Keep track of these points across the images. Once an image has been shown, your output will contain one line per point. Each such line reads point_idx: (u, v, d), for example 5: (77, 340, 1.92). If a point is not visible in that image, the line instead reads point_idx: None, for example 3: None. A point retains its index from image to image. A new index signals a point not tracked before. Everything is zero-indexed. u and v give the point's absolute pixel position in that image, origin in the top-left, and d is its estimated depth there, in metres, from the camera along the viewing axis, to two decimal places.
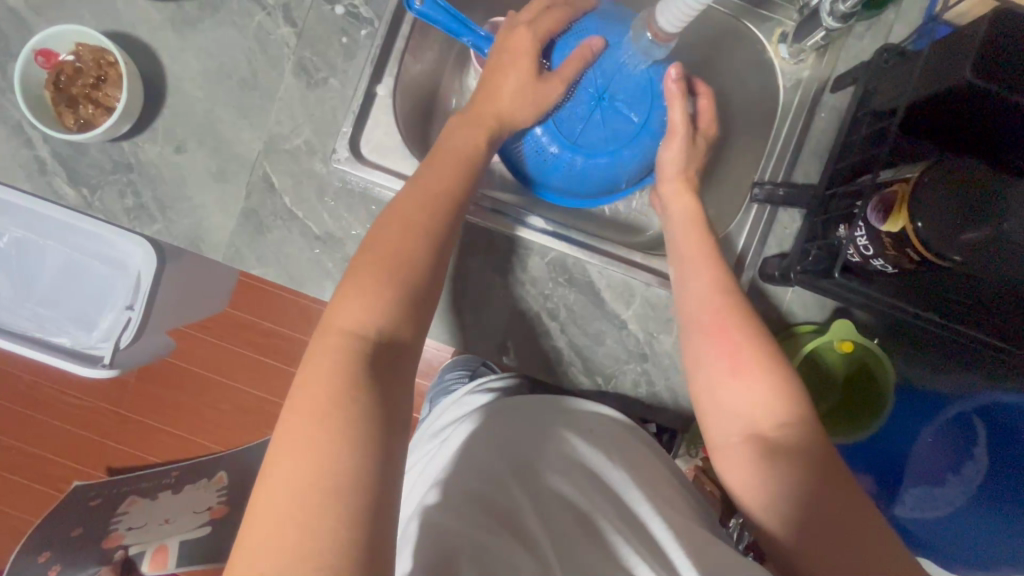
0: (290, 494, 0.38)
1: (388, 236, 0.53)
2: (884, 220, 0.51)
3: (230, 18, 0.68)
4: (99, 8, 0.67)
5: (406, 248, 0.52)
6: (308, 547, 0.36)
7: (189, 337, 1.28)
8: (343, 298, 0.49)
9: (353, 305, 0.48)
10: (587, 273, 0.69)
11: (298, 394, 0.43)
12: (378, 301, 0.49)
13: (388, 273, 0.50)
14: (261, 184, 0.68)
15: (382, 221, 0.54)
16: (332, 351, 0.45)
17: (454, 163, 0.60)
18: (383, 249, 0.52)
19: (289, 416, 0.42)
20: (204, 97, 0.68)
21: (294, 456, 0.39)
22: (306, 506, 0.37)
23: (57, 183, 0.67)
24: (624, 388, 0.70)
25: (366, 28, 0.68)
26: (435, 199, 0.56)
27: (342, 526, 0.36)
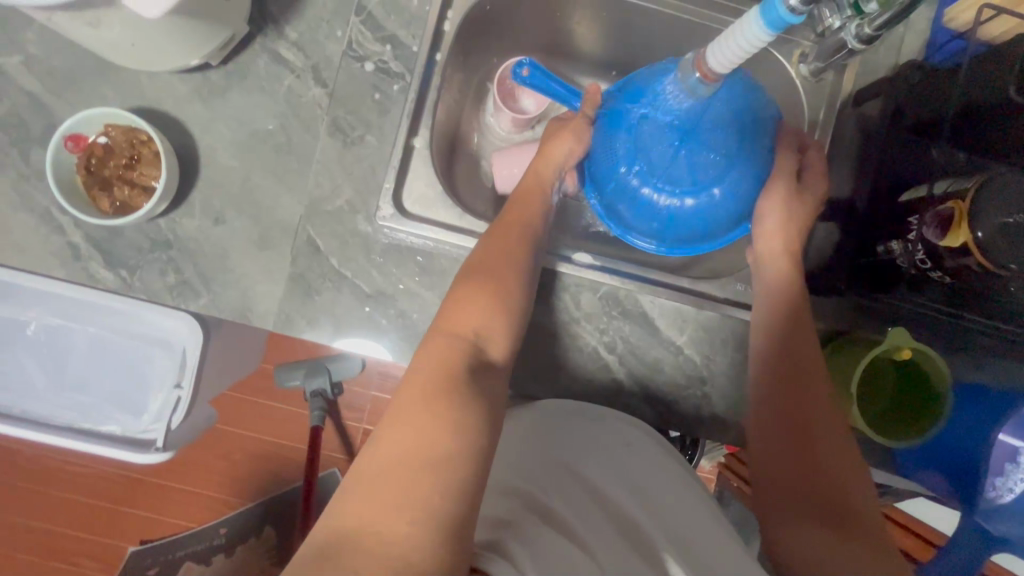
0: (391, 462, 0.38)
1: (495, 259, 0.56)
2: (942, 236, 0.53)
3: (259, 84, 0.67)
4: (121, 84, 0.65)
5: (509, 276, 0.55)
6: (413, 507, 0.36)
7: (229, 400, 1.23)
8: (462, 305, 0.51)
9: (466, 315, 0.51)
10: (639, 303, 0.70)
11: (416, 374, 0.45)
12: (494, 318, 0.51)
13: (500, 302, 0.53)
14: (305, 247, 0.67)
15: (488, 243, 0.58)
16: (443, 349, 0.47)
17: (527, 198, 0.63)
18: (488, 272, 0.54)
19: (407, 391, 0.43)
20: (239, 166, 0.67)
21: (399, 429, 0.40)
22: (407, 478, 0.37)
23: (94, 268, 0.65)
24: (686, 413, 0.71)
25: (398, 82, 0.68)
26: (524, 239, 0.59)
27: (444, 497, 0.37)
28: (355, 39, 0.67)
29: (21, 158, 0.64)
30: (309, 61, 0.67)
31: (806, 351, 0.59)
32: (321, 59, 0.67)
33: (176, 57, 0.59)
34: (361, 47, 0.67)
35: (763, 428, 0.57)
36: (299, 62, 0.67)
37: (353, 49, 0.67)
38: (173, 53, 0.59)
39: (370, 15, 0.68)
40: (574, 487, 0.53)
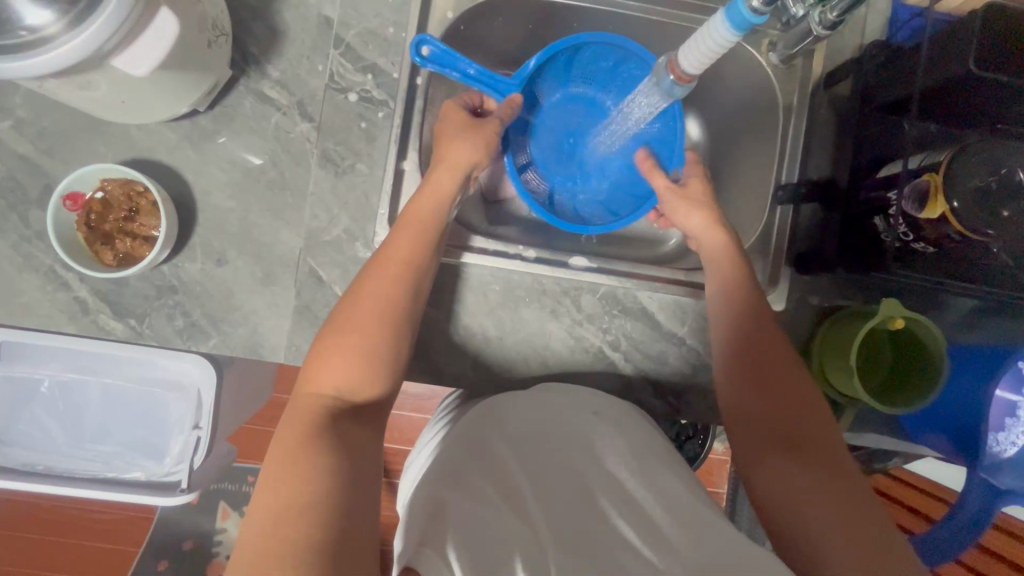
0: (266, 520, 0.41)
1: (358, 305, 0.55)
2: (921, 209, 0.55)
3: (248, 124, 0.68)
4: (113, 139, 0.67)
5: (381, 314, 0.55)
6: (285, 552, 0.38)
7: (246, 431, 1.26)
8: (320, 360, 0.52)
9: (335, 367, 0.52)
10: (638, 300, 0.72)
11: (287, 425, 0.48)
12: (359, 351, 0.53)
13: (359, 349, 0.53)
14: (309, 279, 0.68)
15: (355, 289, 0.57)
16: (314, 407, 0.50)
17: (419, 222, 0.60)
18: (348, 323, 0.54)
19: (278, 447, 0.46)
20: (236, 206, 0.68)
21: (266, 494, 0.42)
22: (276, 539, 0.39)
23: (103, 320, 0.67)
24: (696, 401, 0.72)
25: (383, 109, 0.70)
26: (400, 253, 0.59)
27: (313, 534, 0.40)
28: (336, 72, 0.69)
29: (21, 221, 0.65)
30: (294, 97, 0.69)
31: (762, 311, 0.61)
32: (305, 94, 0.69)
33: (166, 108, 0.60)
34: (343, 79, 0.69)
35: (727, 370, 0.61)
36: (284, 98, 0.69)
37: (336, 82, 0.69)
38: (161, 104, 0.60)
39: (349, 46, 0.69)
40: (558, 475, 0.54)
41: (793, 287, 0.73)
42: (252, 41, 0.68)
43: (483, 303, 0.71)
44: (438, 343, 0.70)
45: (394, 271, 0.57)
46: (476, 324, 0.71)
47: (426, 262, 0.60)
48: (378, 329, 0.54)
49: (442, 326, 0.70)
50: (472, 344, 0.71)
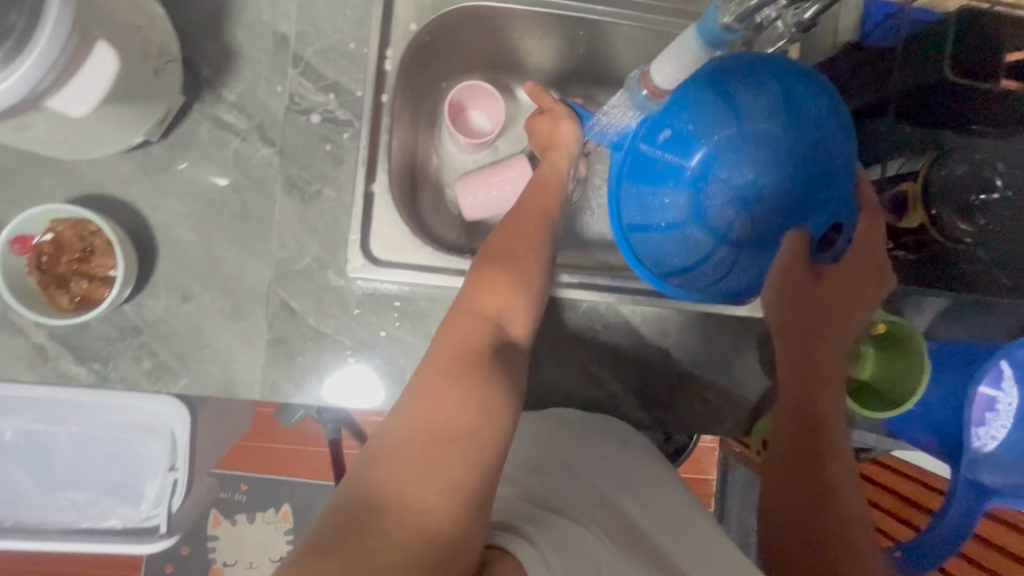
0: (420, 431, 0.40)
1: (507, 253, 0.54)
2: (901, 218, 0.56)
3: (205, 152, 0.65)
4: (60, 175, 0.63)
5: (533, 271, 0.54)
6: (435, 477, 0.38)
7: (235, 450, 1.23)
8: (488, 287, 0.51)
9: (494, 294, 0.51)
10: (620, 313, 0.72)
11: (443, 339, 0.47)
12: (511, 291, 0.51)
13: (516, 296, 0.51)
14: (280, 311, 0.66)
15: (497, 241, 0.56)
16: (468, 325, 0.48)
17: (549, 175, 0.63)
18: (502, 269, 0.53)
19: (436, 360, 0.45)
20: (197, 239, 0.65)
21: (422, 400, 0.42)
22: (429, 456, 0.39)
23: (65, 366, 0.63)
24: (683, 411, 0.72)
25: (348, 130, 0.67)
26: (537, 207, 0.60)
27: (466, 470, 0.39)
28: (296, 92, 0.66)
29: None
30: (253, 121, 0.65)
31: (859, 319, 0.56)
32: (265, 117, 0.66)
33: (115, 142, 0.57)
34: (304, 99, 0.66)
35: (779, 489, 0.55)
36: (243, 123, 0.65)
37: (296, 103, 0.66)
38: (110, 139, 0.56)
39: (308, 65, 0.66)
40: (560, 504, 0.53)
41: None
42: (204, 63, 0.64)
43: None
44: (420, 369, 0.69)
45: (528, 220, 0.58)
46: None
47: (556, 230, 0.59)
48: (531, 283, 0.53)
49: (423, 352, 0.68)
50: None
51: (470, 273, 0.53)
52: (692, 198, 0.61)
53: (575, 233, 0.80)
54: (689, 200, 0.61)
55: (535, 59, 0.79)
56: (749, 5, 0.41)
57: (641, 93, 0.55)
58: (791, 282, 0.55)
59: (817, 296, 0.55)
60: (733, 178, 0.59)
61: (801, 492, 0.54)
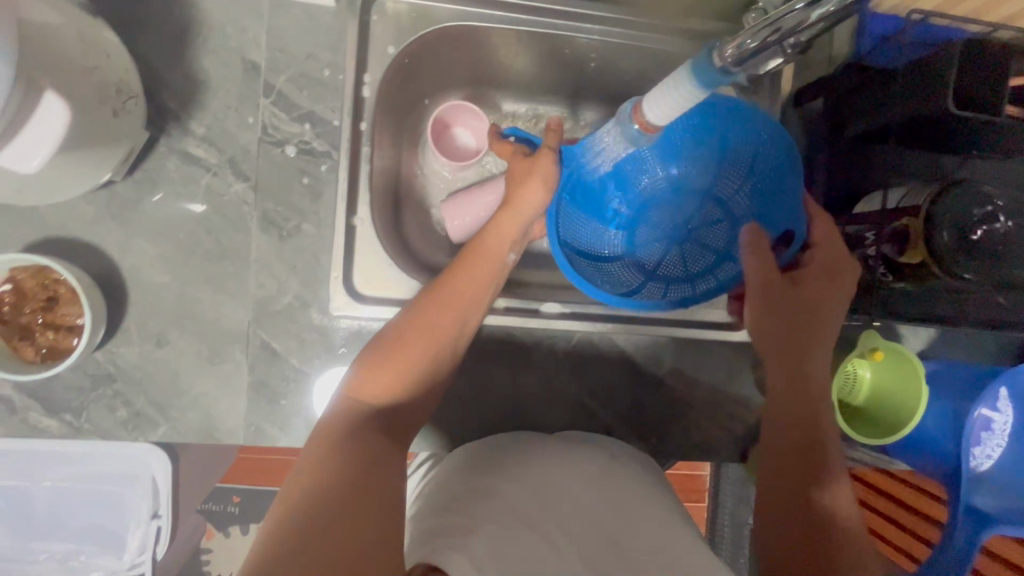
0: (317, 458, 0.42)
1: (402, 329, 0.51)
2: (901, 253, 0.54)
3: (174, 188, 0.61)
4: (19, 218, 0.59)
5: (440, 336, 0.52)
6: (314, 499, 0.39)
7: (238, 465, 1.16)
8: (369, 375, 0.49)
9: (377, 379, 0.49)
10: (614, 343, 0.70)
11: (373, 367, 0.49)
12: (437, 329, 0.52)
13: (399, 369, 0.49)
14: (261, 352, 0.63)
15: (406, 312, 0.53)
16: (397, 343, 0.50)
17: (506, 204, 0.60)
18: (391, 353, 0.50)
19: (364, 382, 0.48)
20: (170, 281, 0.62)
21: (300, 488, 0.40)
22: (319, 530, 0.37)
23: (35, 419, 0.60)
24: (680, 439, 0.71)
25: (326, 162, 0.63)
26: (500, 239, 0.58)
27: (345, 502, 0.39)
28: (269, 123, 0.62)
29: None
30: (223, 154, 0.62)
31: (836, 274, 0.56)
32: (236, 151, 0.62)
33: (76, 189, 0.53)
34: (278, 130, 0.62)
35: (776, 522, 0.50)
36: (213, 157, 0.62)
37: (270, 134, 0.62)
38: (71, 187, 0.53)
39: (280, 93, 0.62)
40: None
41: None
42: (169, 95, 0.61)
43: None
44: None
45: (469, 258, 0.56)
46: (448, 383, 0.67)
47: (484, 285, 0.56)
48: (427, 350, 0.51)
49: None
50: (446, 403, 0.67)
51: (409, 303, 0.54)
52: (625, 234, 0.68)
53: None
54: (622, 237, 0.68)
55: (519, 76, 0.75)
56: (748, 46, 0.40)
57: (632, 127, 0.53)
58: (773, 284, 0.56)
59: (799, 302, 0.56)
60: (663, 214, 0.68)
61: (799, 524, 0.49)
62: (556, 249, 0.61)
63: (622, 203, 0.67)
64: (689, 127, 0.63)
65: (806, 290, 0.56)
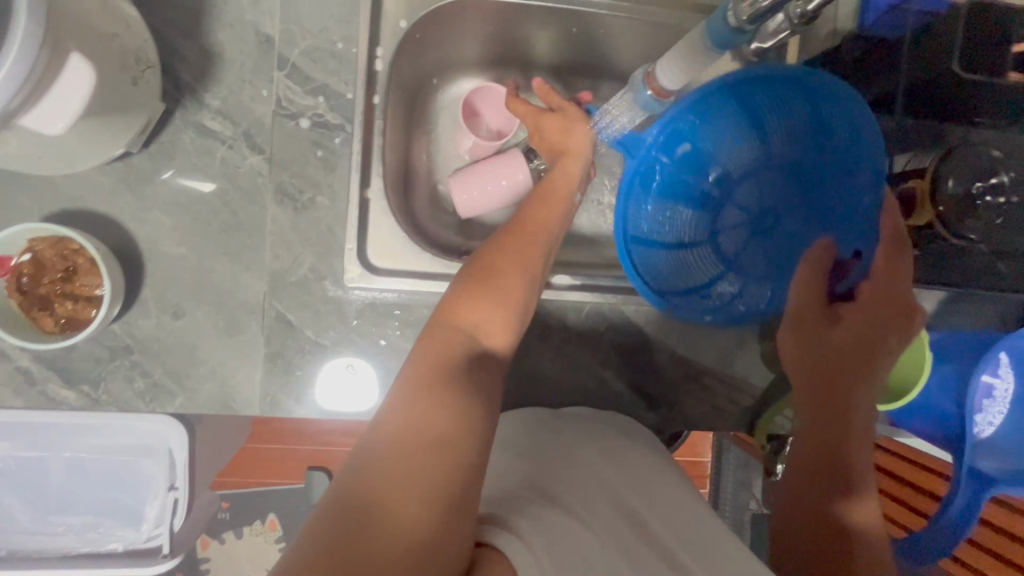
0: (408, 397, 0.42)
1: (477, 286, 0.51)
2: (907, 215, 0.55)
3: (190, 161, 0.62)
4: (36, 190, 0.59)
5: (514, 280, 0.53)
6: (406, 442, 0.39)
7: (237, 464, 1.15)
8: (474, 305, 0.50)
9: (457, 324, 0.49)
10: (623, 313, 0.71)
11: (456, 316, 0.50)
12: (513, 274, 0.53)
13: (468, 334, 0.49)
14: (277, 324, 0.64)
15: (482, 254, 0.54)
16: (477, 302, 0.51)
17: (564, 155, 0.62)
18: (472, 299, 0.51)
19: (451, 322, 0.49)
20: (186, 253, 0.62)
21: (396, 416, 0.41)
22: (415, 463, 0.38)
23: (53, 390, 0.61)
24: (689, 409, 0.72)
25: (340, 135, 0.64)
26: (558, 194, 0.60)
27: (444, 455, 0.39)
28: (284, 96, 0.63)
29: None
30: (239, 127, 0.62)
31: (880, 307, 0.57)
32: (251, 123, 0.63)
33: (94, 157, 0.53)
34: (292, 103, 0.63)
35: (803, 527, 0.52)
36: (228, 130, 0.62)
37: (284, 107, 0.63)
38: (89, 155, 0.53)
39: (294, 67, 0.63)
40: None
41: None
42: (184, 68, 0.61)
43: None
44: None
45: (539, 207, 0.59)
46: None
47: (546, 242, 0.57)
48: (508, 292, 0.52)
49: None
50: None
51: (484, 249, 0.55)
52: (698, 215, 0.66)
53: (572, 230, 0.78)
54: (696, 218, 0.66)
55: (528, 53, 0.76)
56: (760, 5, 0.40)
57: (646, 93, 0.54)
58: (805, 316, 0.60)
59: (838, 329, 0.58)
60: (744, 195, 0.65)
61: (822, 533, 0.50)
62: (619, 242, 0.61)
63: (699, 182, 0.65)
64: (773, 93, 0.60)
65: (843, 326, 0.58)
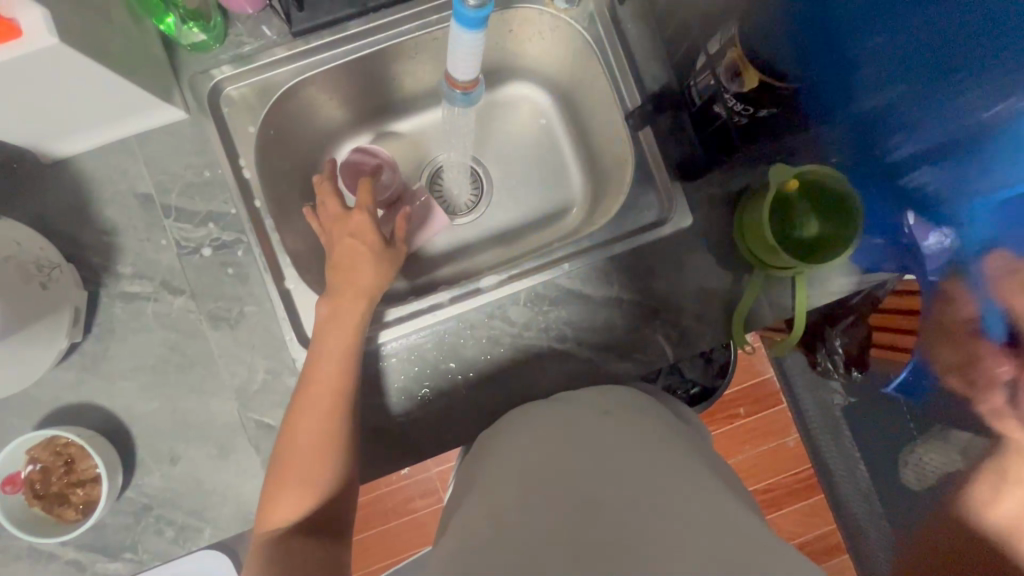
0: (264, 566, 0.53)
1: (295, 441, 0.60)
2: (741, 84, 0.55)
3: (129, 327, 0.68)
4: (21, 406, 0.67)
5: (342, 361, 0.62)
6: None
7: None
8: (293, 442, 0.60)
9: (287, 489, 0.58)
10: (559, 286, 0.72)
11: (289, 451, 0.59)
12: (327, 394, 0.61)
13: (307, 488, 0.58)
14: (259, 431, 0.68)
15: (308, 376, 0.62)
16: (315, 405, 0.60)
17: (336, 317, 0.64)
18: (298, 443, 0.59)
19: (286, 462, 0.59)
20: (158, 404, 0.68)
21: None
22: None
23: (103, 567, 0.67)
24: (662, 342, 0.72)
25: (240, 247, 0.69)
26: (331, 346, 0.63)
27: None
28: (180, 237, 0.69)
29: None
30: (155, 280, 0.69)
31: None
32: (164, 272, 0.69)
33: (45, 359, 0.61)
34: (189, 240, 0.69)
35: None
36: (148, 287, 0.69)
37: (184, 246, 0.69)
38: (38, 363, 0.61)
39: (178, 209, 0.69)
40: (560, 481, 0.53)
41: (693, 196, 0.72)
42: (91, 253, 0.68)
43: (424, 368, 0.71)
44: (409, 424, 0.70)
45: (326, 336, 0.63)
46: (431, 386, 0.71)
47: (341, 386, 0.61)
48: (324, 427, 0.60)
49: (402, 407, 0.70)
50: (440, 404, 0.71)
51: (292, 405, 0.62)
52: None
53: (485, 221, 0.86)
54: None
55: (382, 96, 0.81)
56: None
57: (459, 93, 0.57)
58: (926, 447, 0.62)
59: None
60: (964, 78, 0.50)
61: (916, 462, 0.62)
62: None
63: None
64: None
65: None
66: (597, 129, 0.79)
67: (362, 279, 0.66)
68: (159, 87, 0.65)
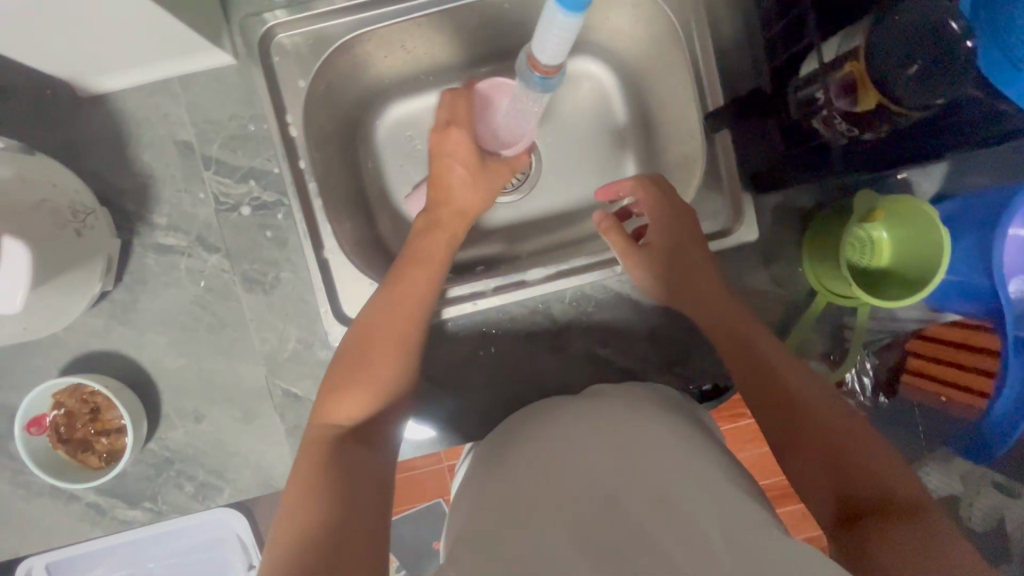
0: (314, 452, 0.49)
1: (370, 332, 0.56)
2: (855, 103, 0.50)
3: (161, 279, 0.66)
4: (50, 347, 0.65)
5: (434, 265, 0.61)
6: (311, 483, 0.46)
7: None
8: (368, 333, 0.55)
9: (350, 381, 0.53)
10: (607, 288, 0.69)
11: (360, 344, 0.55)
12: (408, 294, 0.58)
13: (370, 385, 0.53)
14: (285, 400, 0.67)
15: (384, 287, 0.59)
16: (400, 302, 0.57)
17: (434, 259, 0.61)
18: (374, 336, 0.55)
19: (356, 354, 0.55)
20: (186, 361, 0.67)
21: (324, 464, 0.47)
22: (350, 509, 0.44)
23: (122, 513, 0.67)
24: (707, 357, 0.69)
25: (280, 210, 0.66)
26: (428, 251, 0.61)
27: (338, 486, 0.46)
28: (219, 192, 0.66)
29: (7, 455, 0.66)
30: (190, 234, 0.66)
31: None
32: (200, 227, 0.66)
33: (78, 304, 0.60)
34: (228, 196, 0.66)
35: None
36: (183, 240, 0.66)
37: (223, 202, 0.66)
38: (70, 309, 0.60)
39: (219, 161, 0.66)
40: None
41: (763, 210, 0.67)
42: (126, 198, 0.65)
43: (458, 356, 0.69)
44: (437, 410, 0.68)
45: (415, 265, 0.60)
46: (464, 374, 0.69)
47: (427, 289, 0.59)
48: (401, 323, 0.56)
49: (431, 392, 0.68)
50: (470, 394, 0.69)
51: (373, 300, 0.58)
52: None
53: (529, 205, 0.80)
54: None
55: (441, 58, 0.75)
56: None
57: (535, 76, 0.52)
58: None
59: None
60: None
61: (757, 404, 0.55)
62: None
63: None
64: None
65: None
66: (667, 120, 0.73)
67: (459, 199, 0.64)
68: (209, 29, 0.60)
